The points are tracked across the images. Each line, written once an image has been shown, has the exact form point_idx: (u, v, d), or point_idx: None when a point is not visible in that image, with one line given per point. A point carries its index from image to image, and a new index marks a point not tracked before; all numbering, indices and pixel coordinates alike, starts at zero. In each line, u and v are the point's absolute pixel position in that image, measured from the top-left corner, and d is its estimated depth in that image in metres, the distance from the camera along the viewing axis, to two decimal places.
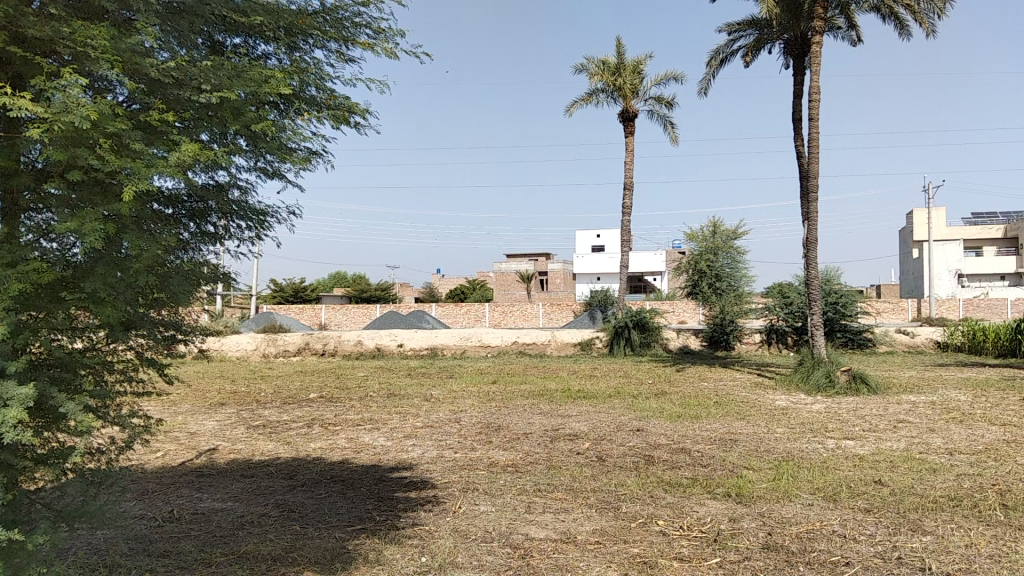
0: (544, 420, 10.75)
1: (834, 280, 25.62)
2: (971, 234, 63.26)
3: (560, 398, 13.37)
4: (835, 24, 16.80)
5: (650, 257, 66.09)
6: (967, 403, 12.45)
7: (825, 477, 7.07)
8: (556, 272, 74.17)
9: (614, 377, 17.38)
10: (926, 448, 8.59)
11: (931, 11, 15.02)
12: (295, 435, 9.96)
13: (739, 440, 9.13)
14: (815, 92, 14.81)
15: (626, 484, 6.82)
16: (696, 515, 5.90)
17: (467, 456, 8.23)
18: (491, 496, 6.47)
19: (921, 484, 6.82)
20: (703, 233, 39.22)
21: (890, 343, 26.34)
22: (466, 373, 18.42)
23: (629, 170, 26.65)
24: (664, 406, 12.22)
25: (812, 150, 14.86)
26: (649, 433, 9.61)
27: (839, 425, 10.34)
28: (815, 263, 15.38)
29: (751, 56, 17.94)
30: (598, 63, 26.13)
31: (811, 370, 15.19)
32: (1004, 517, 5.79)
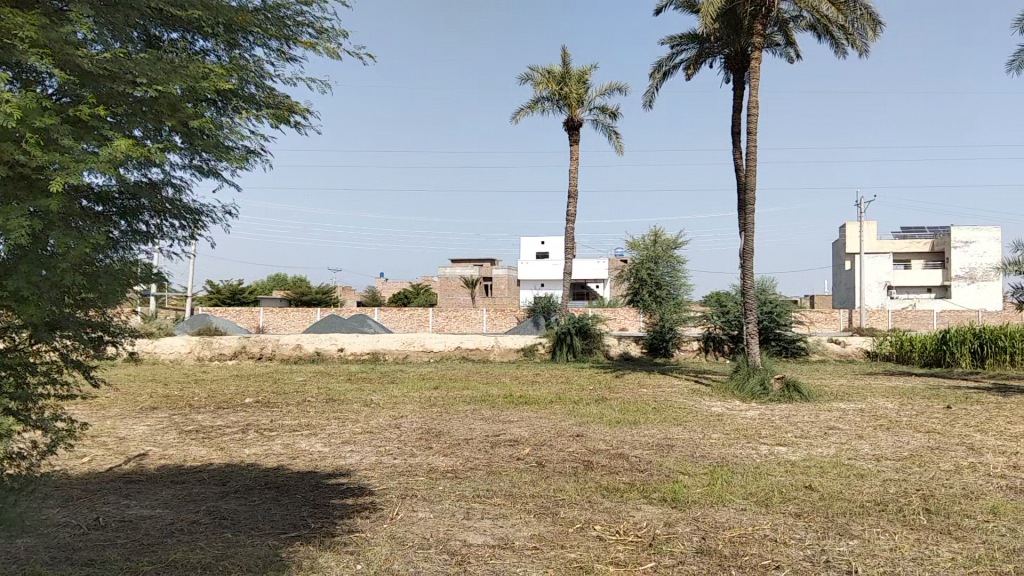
0: (484, 426, 10.74)
1: (769, 290, 26.30)
2: (900, 247, 65.62)
3: (501, 404, 13.35)
4: (773, 41, 17.22)
5: (593, 265, 66.80)
6: (895, 411, 12.89)
7: (758, 482, 7.23)
8: (500, 278, 74.24)
9: (556, 382, 17.50)
10: (855, 454, 8.86)
11: (863, 31, 15.60)
12: (229, 440, 9.73)
13: (675, 446, 9.27)
14: (753, 108, 15.17)
15: (564, 490, 6.86)
16: (632, 520, 5.96)
17: (406, 462, 8.16)
18: (429, 502, 6.43)
19: (849, 489, 7.02)
20: (644, 242, 39.84)
21: (823, 351, 27.10)
22: (406, 379, 18.28)
23: (573, 178, 26.86)
24: (604, 411, 12.33)
25: (749, 162, 15.22)
26: (588, 438, 9.70)
27: (772, 431, 10.60)
28: (751, 273, 15.73)
29: (693, 69, 18.27)
30: (544, 71, 26.34)
31: (746, 377, 15.50)
32: (926, 521, 6.02)
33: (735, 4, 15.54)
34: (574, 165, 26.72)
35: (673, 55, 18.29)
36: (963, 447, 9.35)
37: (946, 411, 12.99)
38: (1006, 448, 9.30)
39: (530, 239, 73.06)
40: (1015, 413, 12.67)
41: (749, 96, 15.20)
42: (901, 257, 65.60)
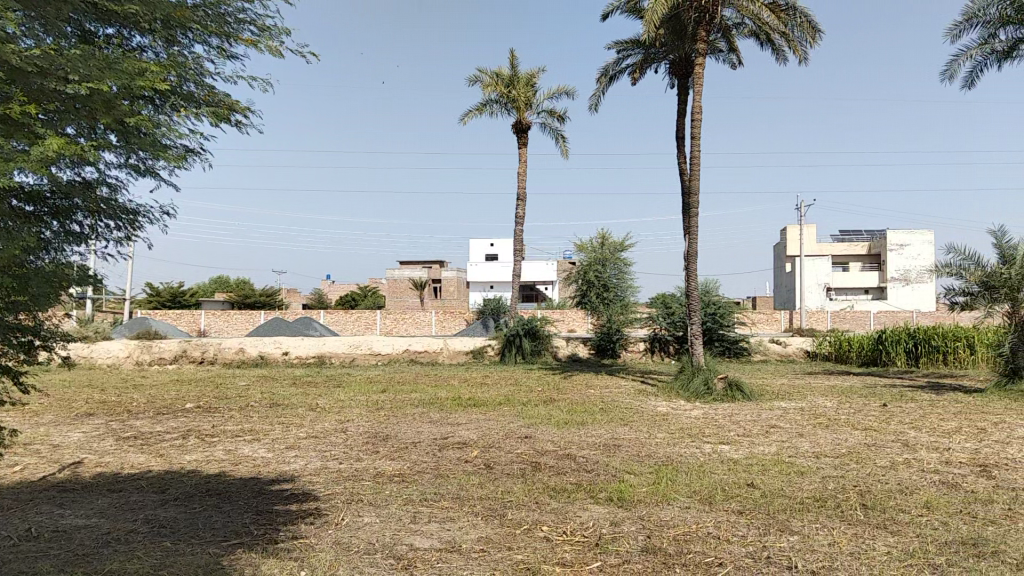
0: (432, 429, 10.68)
1: (713, 291, 26.77)
2: (839, 250, 67.45)
3: (449, 407, 13.30)
4: (717, 47, 17.55)
5: (542, 267, 67.10)
6: (833, 409, 13.24)
7: (702, 480, 7.35)
8: (449, 280, 74.01)
9: (504, 384, 17.50)
10: (795, 451, 9.08)
11: (804, 39, 16.02)
12: (169, 446, 9.49)
13: (622, 445, 9.36)
14: (697, 113, 15.44)
15: (512, 491, 6.87)
16: (579, 519, 6.00)
17: (351, 466, 8.07)
18: (375, 506, 6.36)
19: (790, 486, 7.19)
20: (592, 244, 40.17)
21: (765, 351, 27.65)
22: (353, 382, 18.06)
23: (521, 180, 26.92)
24: (552, 412, 12.39)
25: (693, 166, 15.47)
26: (536, 439, 9.73)
27: (716, 430, 10.80)
28: (695, 275, 15.99)
29: (639, 74, 18.49)
30: (492, 74, 26.36)
31: (691, 378, 15.73)
32: (864, 516, 6.20)
33: (679, 10, 15.78)
34: (522, 168, 26.78)
35: (619, 60, 18.48)
36: (898, 444, 9.66)
37: (881, 408, 13.40)
38: (939, 445, 9.62)
39: (478, 241, 72.96)
40: (946, 410, 13.16)
41: (693, 101, 15.44)
42: (840, 260, 67.44)
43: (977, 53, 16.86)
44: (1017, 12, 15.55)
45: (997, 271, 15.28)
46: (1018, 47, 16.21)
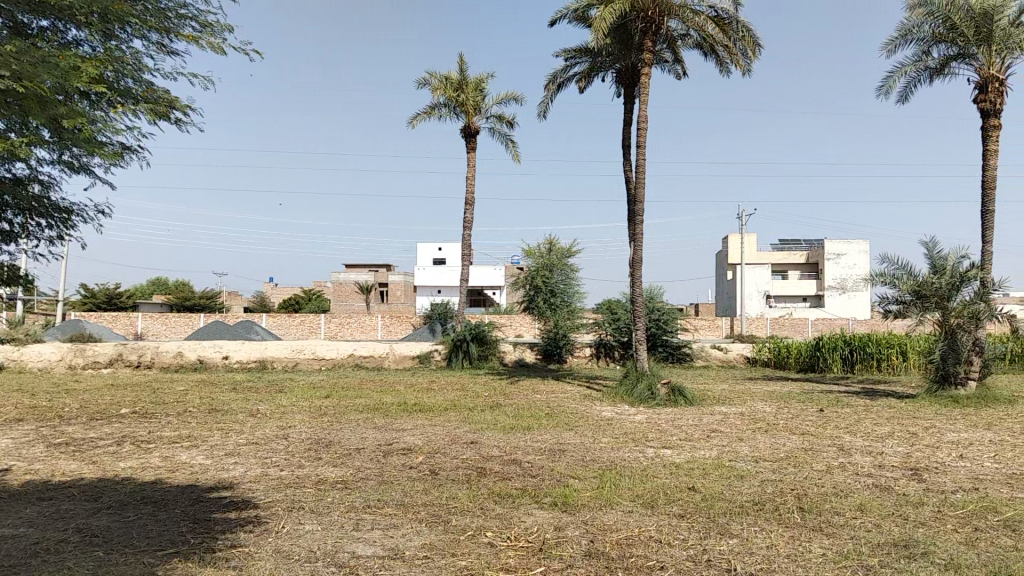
0: (377, 435, 10.59)
1: (657, 298, 27.18)
2: (778, 259, 69.13)
3: (394, 412, 13.19)
4: (661, 57, 17.83)
5: (489, 272, 67.15)
6: (772, 414, 13.55)
7: (644, 484, 7.44)
8: (396, 284, 73.57)
9: (450, 390, 17.44)
10: (735, 455, 9.27)
11: (745, 52, 16.38)
12: (103, 453, 9.20)
13: (567, 450, 9.43)
14: (643, 122, 15.65)
15: (457, 497, 6.84)
16: (523, 524, 6.02)
17: (293, 473, 7.93)
18: (317, 514, 6.27)
19: (729, 489, 7.34)
20: (540, 250, 40.33)
21: (706, 357, 28.12)
22: (296, 387, 17.77)
23: (470, 185, 26.89)
24: (497, 418, 12.39)
25: (639, 175, 15.67)
26: (482, 445, 9.73)
27: (658, 434, 10.95)
28: (640, 282, 16.20)
29: (586, 83, 18.66)
30: (441, 78, 26.27)
31: (635, 383, 15.89)
32: (800, 519, 6.35)
33: (626, 21, 15.99)
34: (470, 173, 26.77)
35: (567, 68, 18.63)
36: (834, 448, 9.94)
37: (818, 414, 13.77)
38: (872, 449, 9.92)
39: (426, 245, 72.63)
40: (879, 415, 13.59)
41: (638, 110, 15.65)
42: (779, 268, 69.13)
43: (911, 69, 17.50)
44: (949, 30, 16.20)
45: (928, 280, 15.85)
46: (949, 65, 16.87)
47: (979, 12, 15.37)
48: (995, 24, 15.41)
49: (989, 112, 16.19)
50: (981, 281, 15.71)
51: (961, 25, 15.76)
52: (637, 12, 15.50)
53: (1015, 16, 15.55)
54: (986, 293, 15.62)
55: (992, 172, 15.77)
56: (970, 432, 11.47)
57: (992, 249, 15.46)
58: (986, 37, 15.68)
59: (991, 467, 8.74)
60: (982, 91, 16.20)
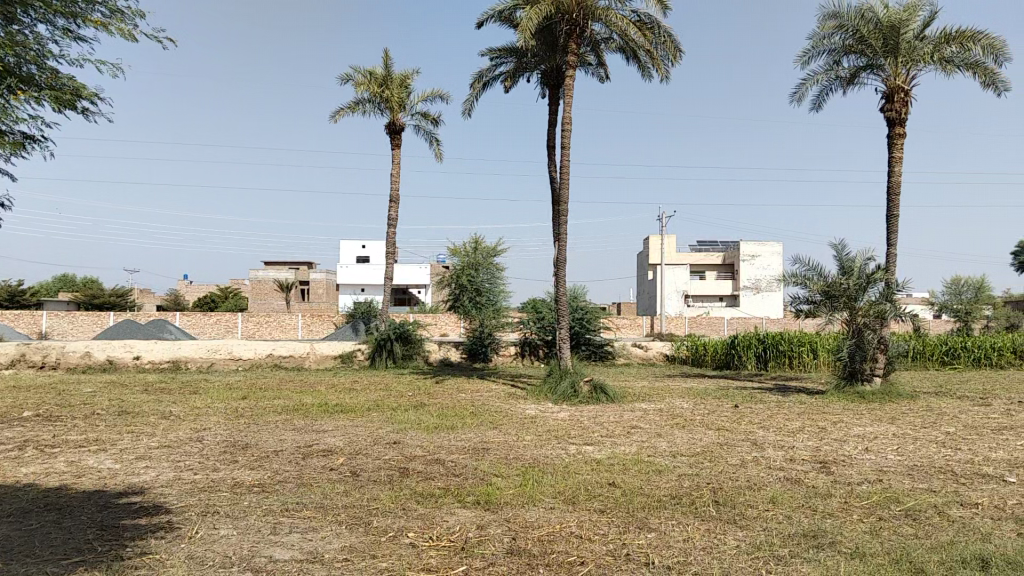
0: (296, 437, 10.37)
1: (581, 297, 27.49)
2: (696, 260, 70.97)
3: (315, 413, 12.94)
4: (586, 60, 18.05)
5: (414, 271, 66.74)
6: (689, 410, 13.91)
7: (566, 481, 7.52)
8: (318, 282, 72.44)
9: (372, 390, 17.24)
10: (654, 451, 9.48)
11: (666, 58, 16.75)
12: (2, 458, 8.75)
13: (490, 448, 9.46)
14: (567, 123, 15.82)
15: (378, 498, 6.77)
16: (445, 524, 6.01)
17: (208, 477, 7.70)
18: (233, 518, 6.11)
19: (648, 484, 7.50)
20: (465, 248, 40.21)
21: (627, 355, 28.60)
22: (212, 388, 17.26)
23: (394, 183, 26.59)
24: (422, 417, 12.32)
25: (563, 176, 15.84)
26: (405, 445, 9.64)
27: (580, 431, 11.09)
28: (564, 281, 16.36)
29: (511, 83, 18.75)
30: (365, 73, 25.92)
31: (558, 381, 16.04)
32: (715, 512, 6.54)
33: (552, 22, 16.17)
34: (395, 170, 26.51)
35: (492, 67, 18.65)
36: (748, 442, 10.26)
37: (733, 410, 14.20)
38: (784, 443, 10.30)
39: (349, 243, 71.60)
40: (791, 411, 14.11)
41: (563, 112, 15.81)
42: (697, 268, 70.95)
43: (823, 78, 18.19)
44: (858, 41, 16.94)
45: (837, 281, 16.55)
46: (859, 74, 17.58)
47: (886, 25, 16.12)
48: (901, 36, 16.18)
49: (895, 121, 16.98)
50: (886, 282, 16.44)
51: (869, 36, 16.51)
52: (562, 14, 15.67)
53: (919, 29, 16.36)
54: (890, 293, 16.38)
55: (897, 178, 16.55)
56: (874, 426, 12.01)
57: (896, 251, 16.23)
58: (892, 49, 16.47)
59: (893, 459, 9.20)
60: (888, 101, 16.97)
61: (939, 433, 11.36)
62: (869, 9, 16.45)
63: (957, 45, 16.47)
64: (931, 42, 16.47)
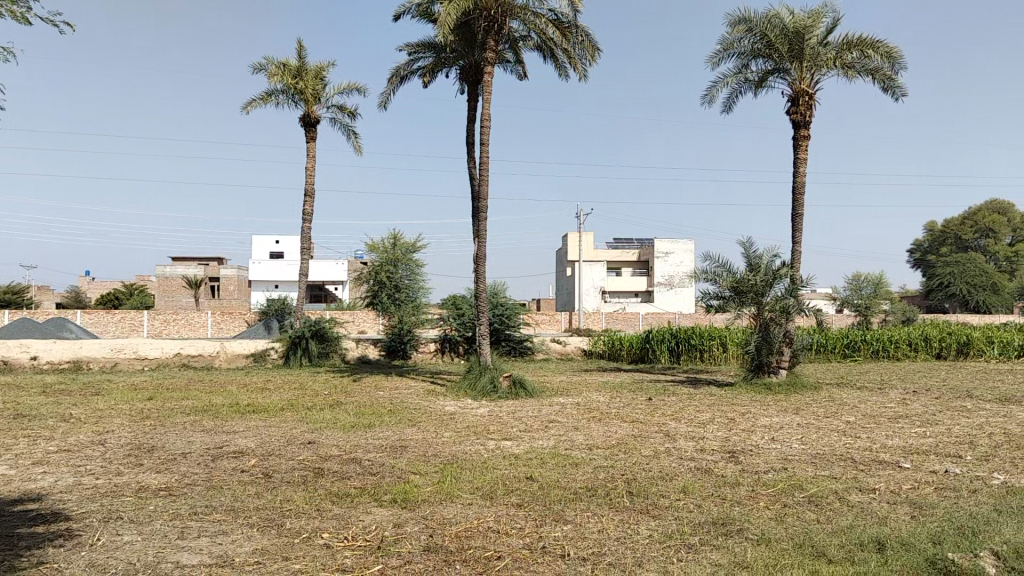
0: (205, 438, 10.05)
1: (500, 293, 27.53)
2: (613, 256, 72.16)
3: (225, 414, 12.56)
4: (505, 57, 18.10)
5: (331, 267, 65.59)
6: (606, 403, 14.17)
7: (484, 477, 7.53)
8: (229, 279, 70.43)
9: (287, 388, 16.87)
10: (572, 444, 9.61)
11: (583, 57, 16.96)
12: None
13: (408, 446, 9.40)
14: (487, 119, 15.83)
15: (292, 500, 6.63)
16: (361, 524, 5.94)
17: (111, 482, 7.38)
18: (138, 523, 5.89)
19: (565, 477, 7.60)
20: (384, 245, 39.70)
21: (546, 350, 28.83)
22: (116, 389, 16.53)
23: (310, 177, 26.03)
24: (338, 416, 12.12)
25: (483, 172, 15.84)
26: (320, 445, 9.48)
27: (499, 426, 11.13)
28: (484, 277, 16.37)
29: (429, 78, 18.62)
30: (279, 63, 25.25)
31: (478, 377, 16.00)
32: (629, 502, 6.68)
33: (470, 18, 16.13)
34: (310, 163, 25.96)
35: (410, 62, 18.50)
36: (661, 434, 10.52)
37: (647, 402, 14.54)
38: (695, 434, 10.62)
39: (262, 238, 69.79)
40: (702, 402, 14.53)
41: (482, 108, 15.82)
42: (614, 265, 72.17)
43: (732, 81, 18.76)
44: (766, 46, 17.53)
45: (745, 277, 17.12)
46: (766, 78, 18.21)
47: (792, 30, 16.74)
48: (806, 42, 16.84)
49: (800, 124, 17.67)
50: (791, 279, 17.11)
51: (776, 41, 17.11)
52: (480, 10, 15.68)
53: (823, 36, 17.10)
54: (795, 289, 17.07)
55: (802, 179, 17.23)
56: (780, 417, 12.49)
57: (800, 249, 16.90)
58: (797, 53, 17.14)
59: (797, 448, 9.59)
60: (794, 104, 17.65)
61: (840, 422, 11.91)
62: (776, 15, 17.07)
63: (858, 52, 17.29)
64: (833, 49, 17.25)
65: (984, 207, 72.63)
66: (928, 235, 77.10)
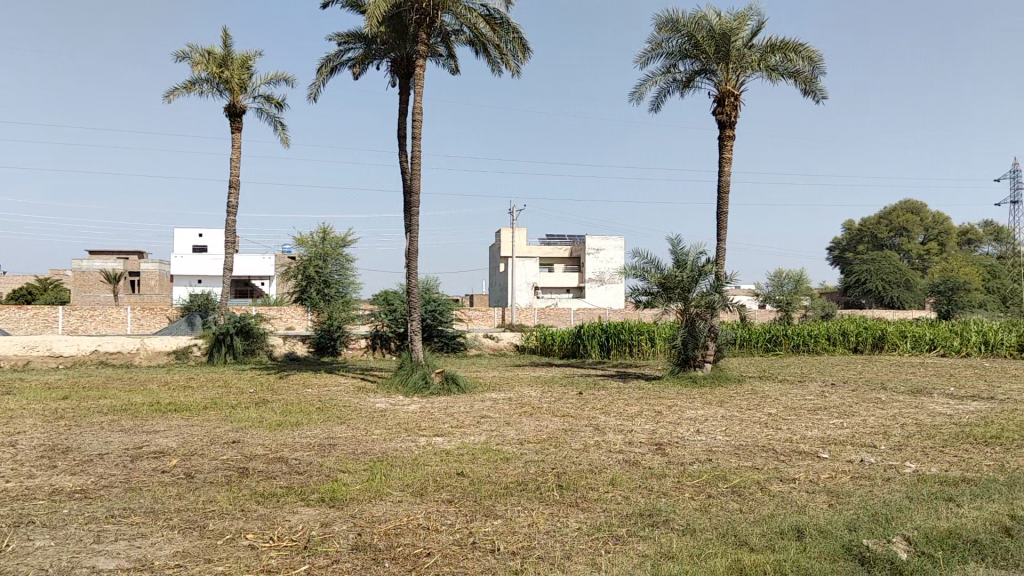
0: (123, 438, 9.70)
1: (432, 288, 27.38)
2: (545, 252, 72.65)
3: (146, 413, 12.16)
4: (437, 51, 18.01)
5: (258, 262, 64.17)
6: (537, 398, 14.27)
7: (414, 473, 7.50)
8: (150, 273, 68.15)
9: (212, 387, 16.43)
10: (503, 439, 9.64)
11: (515, 53, 17.00)
12: None
13: (337, 444, 9.27)
14: (418, 113, 15.71)
15: (215, 500, 6.47)
16: (288, 524, 5.84)
17: (21, 485, 7.05)
18: (51, 528, 5.65)
19: (495, 472, 7.62)
20: (312, 239, 39.10)
21: (479, 346, 28.85)
22: (27, 388, 15.79)
23: (235, 168, 25.36)
24: (264, 414, 11.87)
25: (414, 166, 15.73)
26: (245, 444, 9.27)
27: (430, 423, 11.09)
28: (416, 272, 16.27)
29: (359, 69, 18.38)
30: (203, 52, 24.52)
31: (409, 373, 15.89)
32: (559, 496, 6.75)
33: (401, 11, 15.98)
34: (236, 155, 25.30)
35: (340, 53, 18.21)
36: (590, 428, 10.66)
37: (578, 396, 14.72)
38: (624, 427, 10.80)
39: (185, 231, 67.75)
40: (631, 396, 14.78)
41: (413, 102, 15.70)
42: (546, 261, 72.69)
43: (661, 80, 19.07)
44: (694, 47, 17.89)
45: (672, 273, 17.47)
46: (693, 78, 18.60)
47: (718, 33, 17.13)
48: (732, 44, 17.26)
49: (725, 124, 18.10)
50: (716, 275, 17.54)
51: (703, 43, 17.48)
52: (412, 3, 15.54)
53: (748, 39, 17.55)
54: (720, 286, 17.49)
55: (727, 178, 17.67)
56: (705, 409, 12.82)
57: (725, 247, 17.34)
58: (723, 55, 17.54)
59: (722, 440, 9.86)
60: (720, 105, 18.07)
61: (762, 414, 12.30)
62: (703, 16, 17.43)
63: (781, 55, 17.80)
64: (758, 51, 17.73)
65: (898, 207, 75.86)
66: (846, 233, 79.98)
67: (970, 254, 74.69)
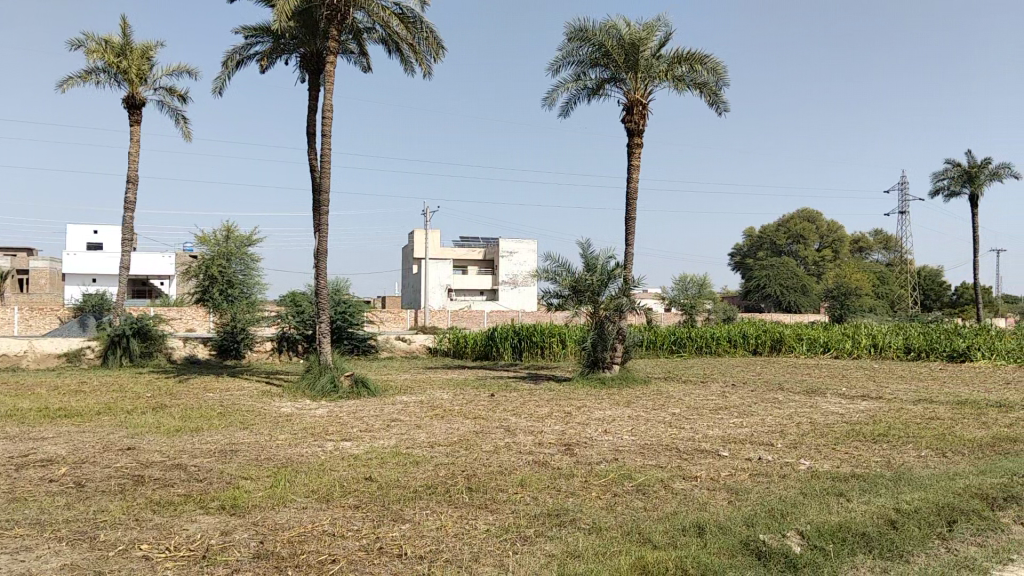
0: (6, 446, 9.15)
1: (343, 290, 26.91)
2: (458, 255, 72.63)
3: (32, 419, 11.51)
4: (347, 48, 17.75)
5: (157, 260, 61.72)
6: (448, 401, 14.25)
7: (320, 479, 7.37)
8: (39, 270, 64.54)
9: (106, 391, 15.68)
10: (412, 442, 9.58)
11: (428, 53, 16.93)
12: None
13: (239, 450, 9.01)
14: (328, 109, 15.44)
15: (107, 510, 6.19)
16: (185, 533, 5.64)
17: None
18: None
19: (404, 476, 7.56)
20: (216, 237, 37.83)
21: (390, 348, 28.56)
22: None
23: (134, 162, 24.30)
24: (161, 420, 11.40)
25: (324, 165, 15.45)
26: (141, 450, 8.90)
27: (338, 427, 10.91)
28: (325, 273, 15.98)
29: (267, 64, 17.93)
30: (100, 40, 23.40)
31: (317, 377, 15.57)
32: (469, 499, 6.76)
33: (311, 5, 15.69)
34: (134, 149, 24.24)
35: (246, 46, 17.70)
36: (501, 429, 10.71)
37: (489, 398, 14.76)
38: (533, 428, 10.91)
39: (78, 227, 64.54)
40: (542, 397, 14.92)
41: (323, 99, 15.42)
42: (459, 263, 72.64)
43: (572, 86, 19.34)
44: (604, 55, 18.24)
45: (582, 277, 17.76)
46: (603, 86, 18.96)
47: (628, 42, 17.51)
48: (639, 54, 17.69)
49: (634, 132, 18.53)
50: (624, 279, 17.94)
51: (613, 51, 17.85)
52: None
53: (656, 49, 18.03)
54: (628, 289, 17.89)
55: (636, 184, 18.09)
56: (613, 410, 13.09)
57: (633, 251, 17.74)
58: (632, 64, 17.96)
59: (628, 440, 10.08)
60: (628, 113, 18.49)
61: (666, 414, 12.64)
62: (613, 26, 17.81)
63: (686, 66, 18.35)
64: (665, 62, 18.23)
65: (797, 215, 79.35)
66: (747, 240, 83.10)
67: (861, 262, 78.89)
